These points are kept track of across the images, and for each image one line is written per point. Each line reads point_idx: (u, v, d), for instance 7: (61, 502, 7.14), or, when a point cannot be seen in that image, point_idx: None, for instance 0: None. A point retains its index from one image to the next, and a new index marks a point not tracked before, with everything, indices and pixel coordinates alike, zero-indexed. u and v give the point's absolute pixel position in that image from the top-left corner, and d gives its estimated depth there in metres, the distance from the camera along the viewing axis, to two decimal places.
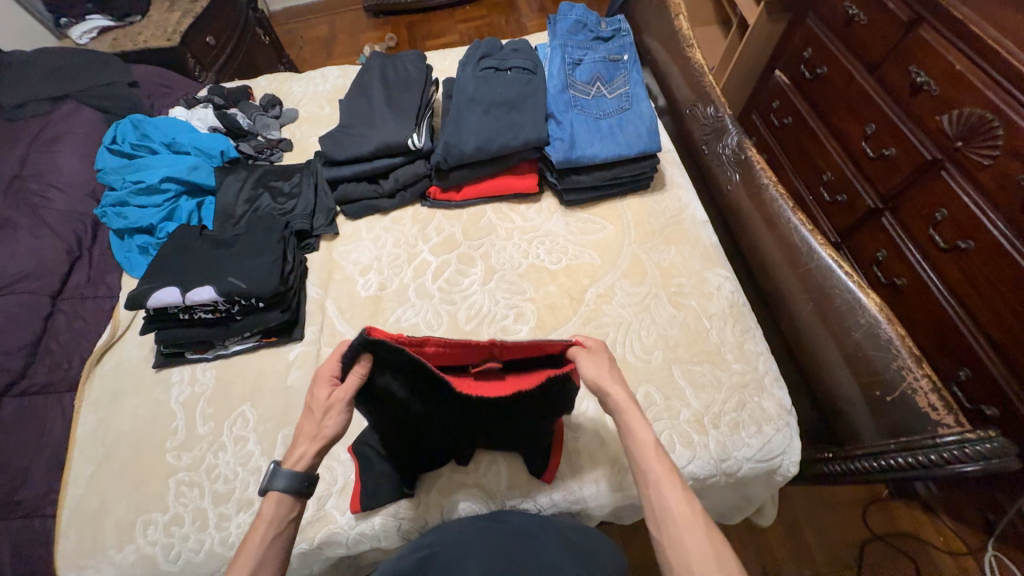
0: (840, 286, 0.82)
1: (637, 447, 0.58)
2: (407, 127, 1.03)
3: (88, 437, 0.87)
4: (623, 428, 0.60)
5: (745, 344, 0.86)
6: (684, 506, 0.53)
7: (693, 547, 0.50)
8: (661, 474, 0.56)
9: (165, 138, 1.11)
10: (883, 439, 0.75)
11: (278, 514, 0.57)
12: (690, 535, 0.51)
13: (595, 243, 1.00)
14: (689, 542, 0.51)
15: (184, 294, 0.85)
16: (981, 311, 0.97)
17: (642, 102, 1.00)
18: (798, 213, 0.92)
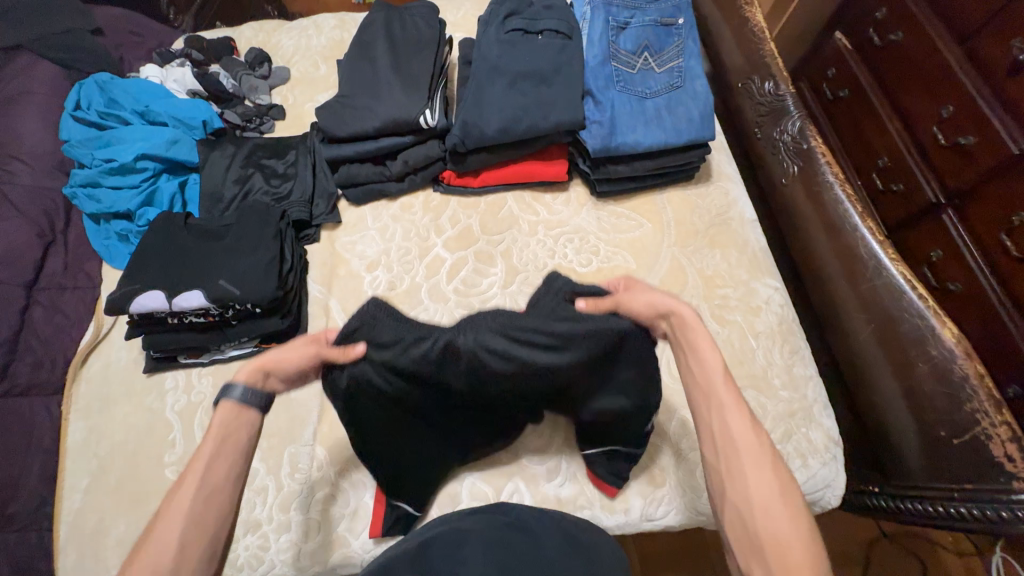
0: (910, 309, 0.73)
1: (703, 372, 0.54)
2: (419, 100, 0.88)
3: (79, 447, 0.81)
4: (685, 347, 0.56)
5: (793, 368, 0.78)
6: (752, 439, 0.49)
7: (755, 485, 0.47)
8: (727, 400, 0.51)
9: (138, 105, 0.97)
10: (941, 482, 0.70)
11: (229, 424, 0.51)
12: (755, 471, 0.48)
13: (630, 243, 0.89)
14: (754, 480, 0.47)
15: (172, 299, 0.76)
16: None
17: (697, 79, 0.85)
18: (867, 219, 0.81)
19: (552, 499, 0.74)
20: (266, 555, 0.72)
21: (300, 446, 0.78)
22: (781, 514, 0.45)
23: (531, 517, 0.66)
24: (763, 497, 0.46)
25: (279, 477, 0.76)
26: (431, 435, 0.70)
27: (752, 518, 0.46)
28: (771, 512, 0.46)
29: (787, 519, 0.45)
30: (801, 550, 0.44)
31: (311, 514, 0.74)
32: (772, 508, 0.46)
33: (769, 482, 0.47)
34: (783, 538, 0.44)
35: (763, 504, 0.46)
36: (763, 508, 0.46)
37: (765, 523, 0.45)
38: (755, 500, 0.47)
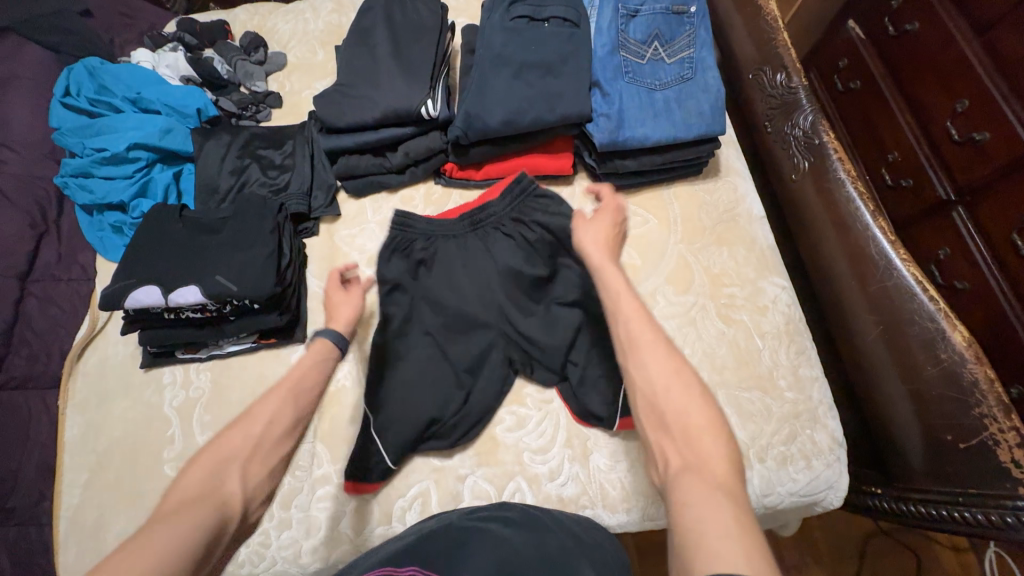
0: (920, 311, 0.72)
1: (609, 295, 0.58)
2: (421, 90, 0.85)
3: (76, 443, 0.80)
4: (600, 284, 0.61)
5: (799, 368, 0.78)
6: (649, 333, 0.52)
7: (655, 372, 0.49)
8: (626, 309, 0.55)
9: (130, 91, 0.94)
10: (944, 485, 0.70)
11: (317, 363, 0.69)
12: (652, 358, 0.50)
13: (635, 239, 0.88)
14: (652, 367, 0.49)
15: (167, 295, 0.74)
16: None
17: (709, 70, 0.82)
18: (879, 218, 0.80)
19: (553, 499, 0.74)
20: (267, 551, 0.72)
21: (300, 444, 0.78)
22: (680, 392, 0.47)
23: (536, 514, 0.66)
24: (663, 380, 0.48)
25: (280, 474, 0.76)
26: (431, 347, 0.82)
27: (661, 405, 0.47)
28: (673, 392, 0.47)
29: (689, 395, 0.47)
30: (704, 420, 0.45)
31: (312, 511, 0.74)
32: (673, 389, 0.48)
33: (666, 364, 0.49)
34: (689, 414, 0.46)
35: (665, 385, 0.48)
36: (667, 390, 0.48)
37: (670, 402, 0.47)
38: (658, 385, 0.48)
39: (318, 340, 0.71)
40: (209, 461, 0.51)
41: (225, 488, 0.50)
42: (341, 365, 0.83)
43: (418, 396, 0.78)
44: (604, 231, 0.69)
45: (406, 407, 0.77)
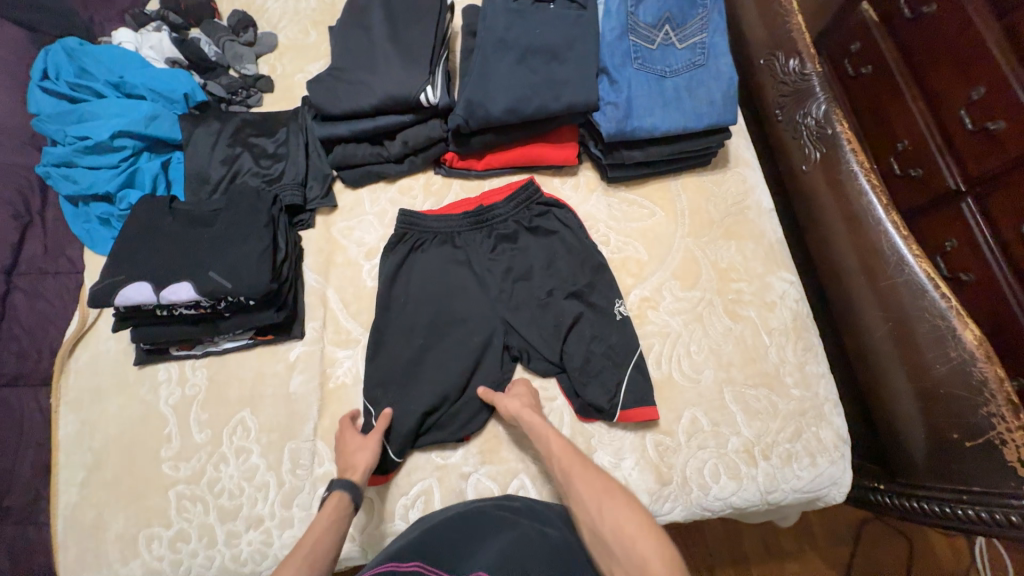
0: (931, 309, 0.71)
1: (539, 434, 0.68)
2: (419, 75, 0.81)
3: (71, 441, 0.78)
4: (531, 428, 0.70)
5: (806, 365, 0.77)
6: (577, 464, 0.63)
7: (587, 493, 0.59)
8: (557, 447, 0.66)
9: (112, 75, 0.89)
10: (950, 484, 0.69)
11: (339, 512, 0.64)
12: (584, 485, 0.60)
13: (641, 233, 0.85)
14: (584, 491, 0.59)
15: (158, 292, 0.71)
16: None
17: (722, 56, 0.79)
18: (892, 212, 0.77)
19: (558, 496, 0.73)
20: (269, 550, 0.71)
21: (301, 442, 0.76)
22: (609, 505, 0.56)
23: (535, 505, 0.67)
24: (596, 501, 0.58)
25: (280, 472, 0.75)
26: (426, 339, 0.81)
27: (598, 524, 0.56)
28: (604, 509, 0.56)
29: (620, 507, 0.56)
30: (634, 525, 0.53)
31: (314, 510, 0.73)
32: (603, 505, 0.57)
33: (596, 487, 0.59)
34: (623, 524, 0.54)
35: (598, 507, 0.57)
36: (600, 509, 0.57)
37: (604, 520, 0.55)
38: (592, 506, 0.57)
39: (333, 495, 0.65)
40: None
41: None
42: (341, 362, 0.81)
43: (412, 386, 0.78)
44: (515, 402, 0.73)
45: (407, 401, 0.76)
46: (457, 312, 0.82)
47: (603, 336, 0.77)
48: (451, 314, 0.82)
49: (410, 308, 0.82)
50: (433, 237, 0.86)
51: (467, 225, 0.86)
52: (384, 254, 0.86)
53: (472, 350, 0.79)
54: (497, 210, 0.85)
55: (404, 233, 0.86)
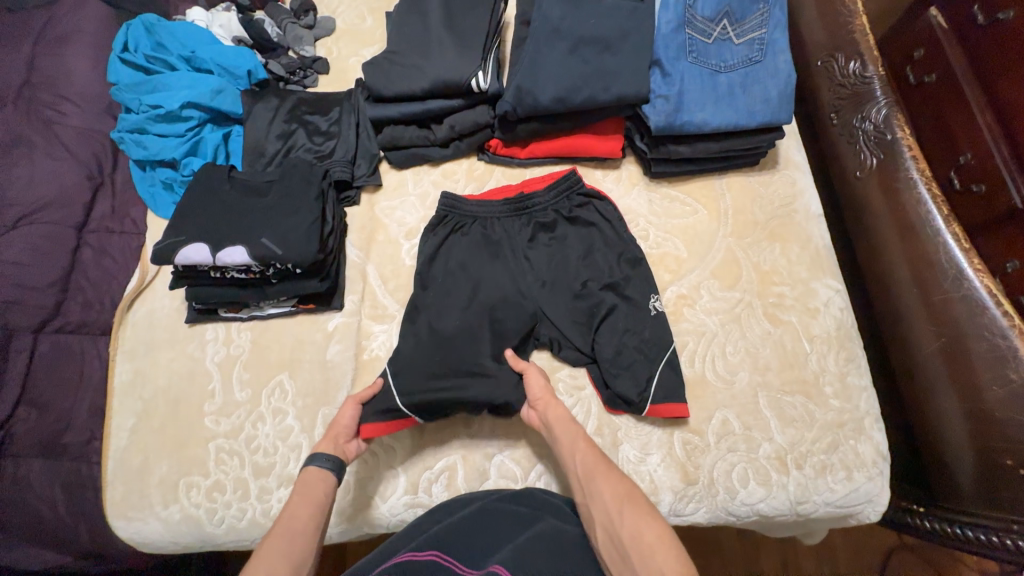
0: (991, 327, 0.67)
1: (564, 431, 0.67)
2: (472, 61, 0.83)
3: (125, 389, 0.84)
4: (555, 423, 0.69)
5: (848, 376, 0.74)
6: (601, 465, 0.62)
7: (610, 496, 0.58)
8: (581, 445, 0.65)
9: (184, 50, 0.94)
10: (996, 511, 0.66)
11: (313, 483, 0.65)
12: (607, 486, 0.59)
13: (682, 230, 0.84)
14: (607, 491, 0.59)
15: (214, 254, 0.75)
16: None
17: (781, 54, 0.77)
18: (952, 223, 0.74)
19: None
20: None
21: (333, 409, 0.79)
22: (631, 511, 0.55)
23: (556, 502, 0.68)
24: (616, 503, 0.57)
25: (312, 435, 0.78)
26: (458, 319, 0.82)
27: (617, 527, 0.55)
28: (624, 513, 0.55)
29: (641, 515, 0.55)
30: (655, 535, 0.52)
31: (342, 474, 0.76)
32: (625, 509, 0.56)
33: (619, 490, 0.58)
34: (643, 534, 0.53)
35: (619, 510, 0.56)
36: (620, 512, 0.56)
37: (624, 526, 0.54)
38: (613, 509, 0.57)
39: (310, 469, 0.66)
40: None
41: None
42: (376, 335, 0.84)
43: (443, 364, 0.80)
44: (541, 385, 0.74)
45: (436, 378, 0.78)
46: (491, 297, 0.83)
47: (637, 328, 0.77)
48: (486, 299, 0.83)
49: (445, 289, 0.84)
50: (471, 221, 0.88)
51: (506, 211, 0.87)
52: (424, 235, 0.88)
53: (503, 333, 0.80)
54: (538, 198, 0.86)
55: (445, 216, 0.88)
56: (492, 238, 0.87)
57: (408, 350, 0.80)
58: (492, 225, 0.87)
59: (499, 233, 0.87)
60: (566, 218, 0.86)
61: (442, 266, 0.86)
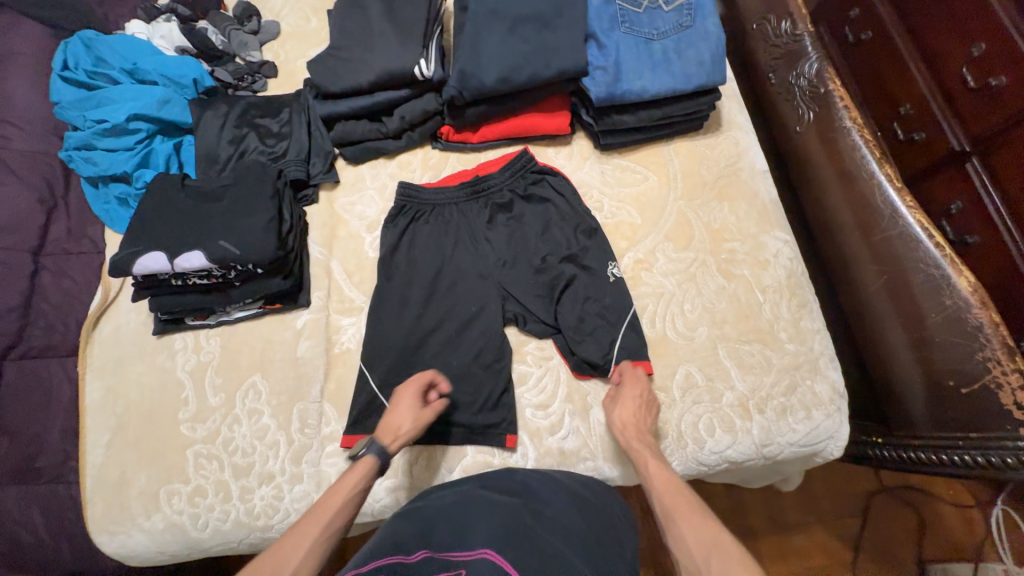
0: (926, 259, 0.71)
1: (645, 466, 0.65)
2: (413, 49, 0.84)
3: (97, 406, 0.84)
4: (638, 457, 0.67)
5: (800, 321, 0.77)
6: (683, 504, 0.59)
7: (693, 539, 0.56)
8: (660, 483, 0.63)
9: (125, 63, 0.94)
10: (942, 431, 0.70)
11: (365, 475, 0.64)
12: (689, 529, 0.57)
13: (635, 197, 0.87)
14: (690, 537, 0.56)
15: (172, 261, 0.76)
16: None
17: (709, 16, 0.80)
18: (884, 165, 0.78)
19: (554, 451, 0.75)
20: (281, 504, 0.75)
21: (308, 403, 0.80)
22: (720, 561, 0.53)
23: (530, 483, 0.67)
24: (703, 551, 0.54)
25: (289, 432, 0.79)
26: (422, 303, 0.84)
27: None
28: (712, 562, 0.53)
29: (730, 565, 0.52)
30: None
31: (322, 466, 0.77)
32: (712, 559, 0.53)
33: (702, 535, 0.56)
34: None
35: (705, 556, 0.54)
36: (707, 561, 0.53)
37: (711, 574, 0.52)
38: (698, 556, 0.54)
39: (369, 456, 0.65)
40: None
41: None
42: (345, 328, 0.85)
43: (413, 349, 0.81)
44: (633, 409, 0.70)
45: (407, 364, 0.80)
46: (456, 280, 0.85)
47: (596, 293, 0.79)
48: (450, 282, 0.85)
49: (408, 276, 0.85)
50: (428, 208, 0.89)
51: (462, 195, 0.88)
52: (384, 227, 0.89)
53: (470, 311, 0.82)
54: (492, 180, 0.88)
55: (402, 205, 0.89)
56: (451, 224, 0.88)
57: (378, 338, 0.82)
58: (450, 209, 0.89)
59: (456, 218, 0.88)
60: (522, 197, 0.88)
61: (404, 255, 0.87)
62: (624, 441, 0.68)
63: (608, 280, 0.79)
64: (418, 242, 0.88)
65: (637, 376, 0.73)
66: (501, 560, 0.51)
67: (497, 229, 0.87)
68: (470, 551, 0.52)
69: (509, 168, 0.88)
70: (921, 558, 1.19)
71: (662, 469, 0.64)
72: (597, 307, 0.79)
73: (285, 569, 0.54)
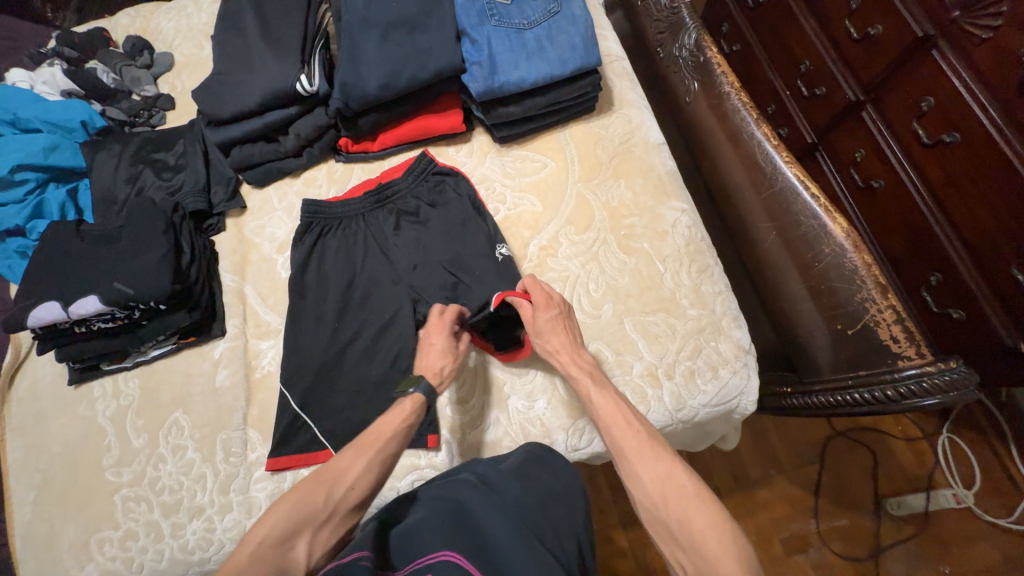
0: (807, 211, 0.74)
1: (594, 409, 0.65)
2: (293, 66, 0.84)
3: (20, 464, 0.82)
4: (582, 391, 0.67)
5: (701, 286, 0.79)
6: (633, 441, 0.59)
7: (649, 478, 0.56)
8: (611, 421, 0.62)
9: (7, 114, 0.92)
10: (840, 372, 0.73)
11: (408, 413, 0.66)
12: (643, 465, 0.57)
13: (535, 185, 0.88)
14: (645, 474, 0.56)
15: (68, 308, 0.75)
16: (1011, 230, 0.82)
17: (574, 2, 0.84)
18: (763, 125, 0.81)
19: (478, 445, 0.76)
20: (214, 535, 0.74)
21: (231, 432, 0.80)
22: (676, 498, 0.54)
23: (487, 472, 0.62)
24: (658, 487, 0.55)
25: (214, 463, 0.78)
26: (334, 317, 0.83)
27: (663, 512, 0.54)
28: (669, 498, 0.54)
29: (688, 500, 0.53)
30: (707, 523, 0.51)
31: (252, 492, 0.77)
32: (669, 496, 0.54)
33: (658, 474, 0.56)
34: (691, 519, 0.52)
35: (661, 492, 0.55)
36: (665, 498, 0.54)
37: (669, 510, 0.53)
38: (655, 495, 0.55)
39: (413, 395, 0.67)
40: (287, 514, 0.53)
41: (294, 554, 0.52)
42: (265, 352, 0.85)
43: (333, 362, 0.81)
44: (561, 331, 0.71)
45: (325, 380, 0.80)
46: (370, 289, 0.85)
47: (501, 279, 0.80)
48: (364, 292, 0.85)
49: (320, 291, 0.85)
50: (335, 221, 0.88)
51: (366, 204, 0.88)
52: (293, 247, 0.87)
53: (383, 319, 0.83)
54: (394, 185, 0.88)
55: (306, 220, 0.87)
56: (360, 235, 0.88)
57: (294, 359, 0.81)
58: (356, 220, 0.88)
59: (363, 228, 0.88)
60: (426, 198, 0.88)
61: (314, 269, 0.86)
62: (569, 369, 0.68)
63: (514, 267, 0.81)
64: (325, 257, 0.87)
65: (550, 297, 0.73)
66: (461, 561, 0.51)
67: (402, 233, 0.87)
68: (432, 553, 0.52)
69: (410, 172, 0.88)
70: (878, 493, 1.22)
71: (611, 400, 0.65)
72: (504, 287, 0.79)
73: (341, 484, 0.58)
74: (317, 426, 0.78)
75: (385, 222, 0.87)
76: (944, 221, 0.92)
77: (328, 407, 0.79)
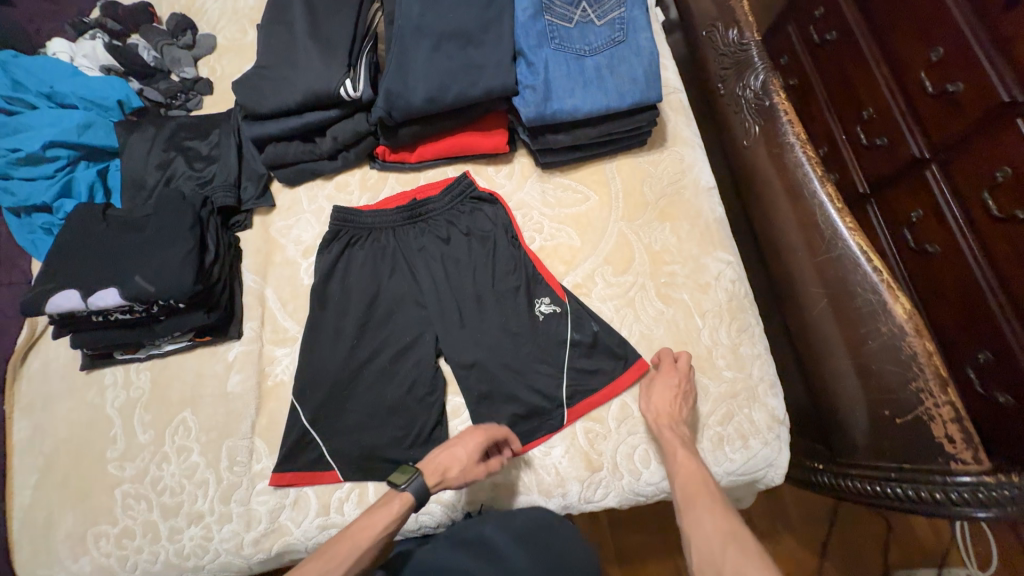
0: (865, 284, 0.69)
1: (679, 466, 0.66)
2: (338, 68, 0.80)
3: (25, 445, 0.81)
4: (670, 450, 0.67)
5: (739, 346, 0.75)
6: (706, 496, 0.62)
7: (711, 529, 0.59)
8: (687, 467, 0.65)
9: (44, 87, 0.90)
10: (881, 460, 0.69)
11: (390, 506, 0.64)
12: (710, 518, 0.60)
13: (575, 218, 0.84)
14: (709, 524, 0.60)
15: (87, 298, 0.74)
16: None
17: (641, 31, 0.79)
18: (826, 184, 0.76)
19: (488, 486, 0.72)
20: (209, 544, 0.73)
21: (238, 440, 0.78)
22: (736, 553, 0.56)
23: (495, 537, 0.64)
24: (722, 539, 0.58)
25: (218, 470, 0.76)
26: (352, 333, 0.80)
27: (719, 562, 0.57)
28: (728, 552, 0.57)
29: (745, 559, 0.56)
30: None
31: (252, 505, 0.75)
32: (729, 549, 0.57)
33: (722, 526, 0.59)
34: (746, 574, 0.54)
35: (722, 542, 0.58)
36: (724, 550, 0.57)
37: (726, 559, 0.56)
38: (716, 545, 0.58)
39: (407, 492, 0.64)
40: None
41: None
42: (279, 359, 0.83)
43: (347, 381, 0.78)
44: (670, 398, 0.69)
45: (336, 399, 0.77)
46: (393, 307, 0.82)
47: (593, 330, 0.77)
48: (388, 311, 0.82)
49: (342, 305, 0.82)
50: (365, 232, 0.85)
51: (398, 219, 0.85)
52: (320, 254, 0.84)
53: (402, 341, 0.80)
54: (430, 204, 0.84)
55: (336, 228, 0.84)
56: (390, 252, 0.84)
57: (307, 373, 0.78)
58: (386, 233, 0.85)
59: (393, 243, 0.85)
60: (461, 222, 0.84)
61: (339, 280, 0.83)
62: (663, 433, 0.68)
63: (591, 313, 0.77)
64: (351, 269, 0.84)
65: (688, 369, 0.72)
66: None
67: (433, 253, 0.83)
68: None
69: (451, 191, 0.84)
70: (887, 563, 1.17)
71: (695, 462, 0.65)
72: (592, 353, 0.75)
73: None
74: (324, 445, 0.76)
75: (416, 239, 0.84)
76: (1004, 298, 0.80)
77: (339, 427, 0.77)
